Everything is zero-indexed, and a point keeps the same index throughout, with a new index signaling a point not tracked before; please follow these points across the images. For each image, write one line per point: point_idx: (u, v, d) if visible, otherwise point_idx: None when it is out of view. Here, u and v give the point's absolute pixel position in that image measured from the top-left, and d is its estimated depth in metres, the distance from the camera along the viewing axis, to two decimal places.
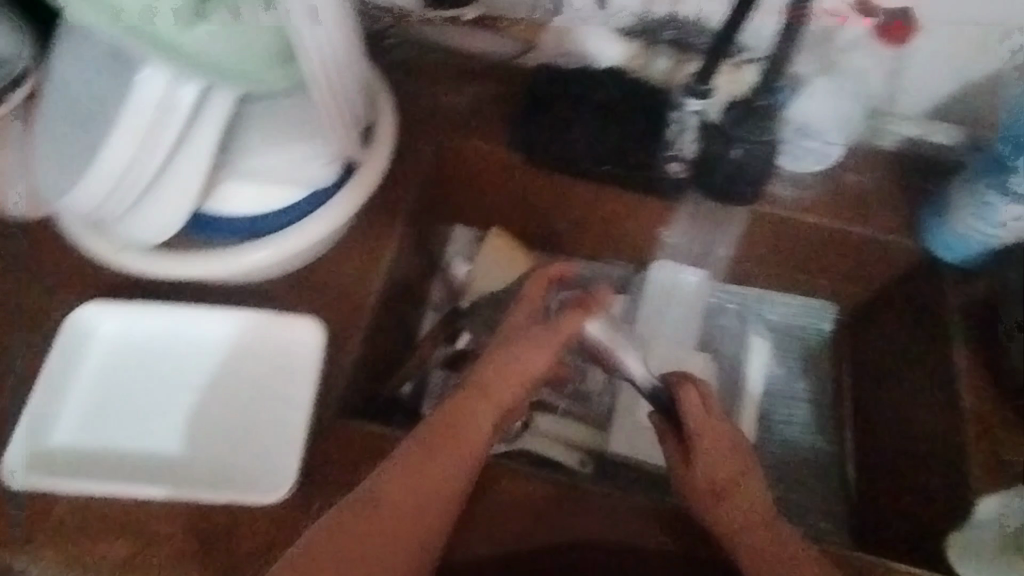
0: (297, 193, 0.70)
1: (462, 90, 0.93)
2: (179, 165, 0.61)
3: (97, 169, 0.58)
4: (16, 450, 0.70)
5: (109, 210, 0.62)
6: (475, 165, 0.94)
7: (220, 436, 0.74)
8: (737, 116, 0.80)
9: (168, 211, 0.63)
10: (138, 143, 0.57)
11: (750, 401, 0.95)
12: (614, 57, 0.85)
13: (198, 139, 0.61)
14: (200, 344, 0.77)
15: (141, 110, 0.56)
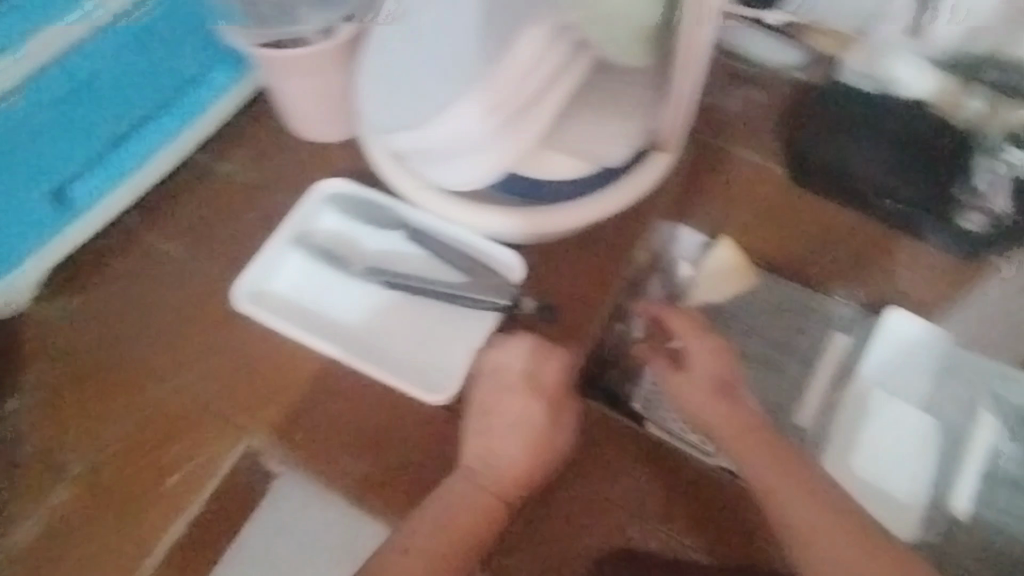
0: (591, 169, 0.72)
1: (732, 94, 0.94)
2: (521, 120, 0.63)
3: (458, 108, 0.60)
4: (244, 282, 0.75)
5: (443, 149, 0.64)
6: (730, 169, 0.93)
7: (401, 335, 0.73)
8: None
9: (489, 164, 0.64)
10: (504, 92, 0.60)
11: (971, 475, 0.82)
12: (918, 88, 0.80)
13: (547, 99, 0.63)
14: (399, 231, 0.77)
15: (520, 62, 0.59)
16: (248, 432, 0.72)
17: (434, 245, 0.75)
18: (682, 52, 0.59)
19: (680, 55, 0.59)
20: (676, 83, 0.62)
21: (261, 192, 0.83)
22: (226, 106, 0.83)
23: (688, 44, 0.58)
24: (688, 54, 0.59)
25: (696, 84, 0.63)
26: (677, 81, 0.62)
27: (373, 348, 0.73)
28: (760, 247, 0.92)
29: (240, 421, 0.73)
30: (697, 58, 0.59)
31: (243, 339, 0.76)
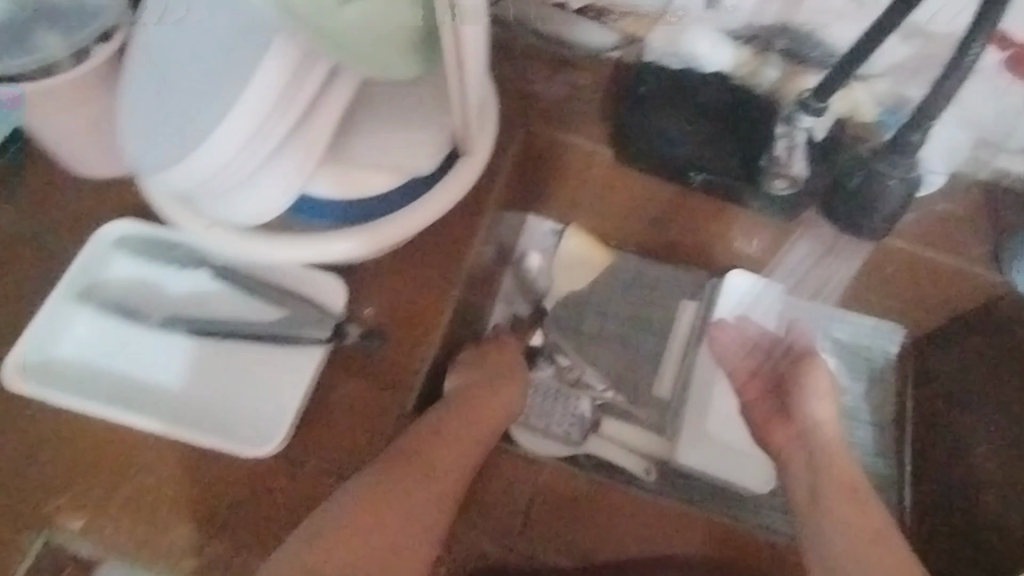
0: (395, 182, 0.67)
1: (554, 78, 0.90)
2: (291, 151, 0.57)
3: (208, 148, 0.53)
4: (24, 350, 0.68)
5: (210, 191, 0.57)
6: (562, 156, 0.91)
7: (209, 381, 0.69)
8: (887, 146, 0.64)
9: (268, 199, 0.59)
10: (256, 126, 0.52)
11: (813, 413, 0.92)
12: (720, 63, 0.83)
13: (313, 125, 0.56)
14: (203, 272, 0.72)
15: (265, 92, 0.51)
16: (62, 525, 0.65)
17: (238, 280, 0.71)
18: (450, 55, 0.55)
19: (449, 57, 0.55)
20: (455, 87, 0.59)
21: (43, 252, 0.73)
22: None
23: (452, 50, 0.55)
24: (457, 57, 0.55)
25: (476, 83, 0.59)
26: (455, 84, 0.59)
27: (179, 400, 0.68)
28: None
29: (53, 511, 0.65)
30: (465, 62, 0.56)
31: (44, 418, 0.68)
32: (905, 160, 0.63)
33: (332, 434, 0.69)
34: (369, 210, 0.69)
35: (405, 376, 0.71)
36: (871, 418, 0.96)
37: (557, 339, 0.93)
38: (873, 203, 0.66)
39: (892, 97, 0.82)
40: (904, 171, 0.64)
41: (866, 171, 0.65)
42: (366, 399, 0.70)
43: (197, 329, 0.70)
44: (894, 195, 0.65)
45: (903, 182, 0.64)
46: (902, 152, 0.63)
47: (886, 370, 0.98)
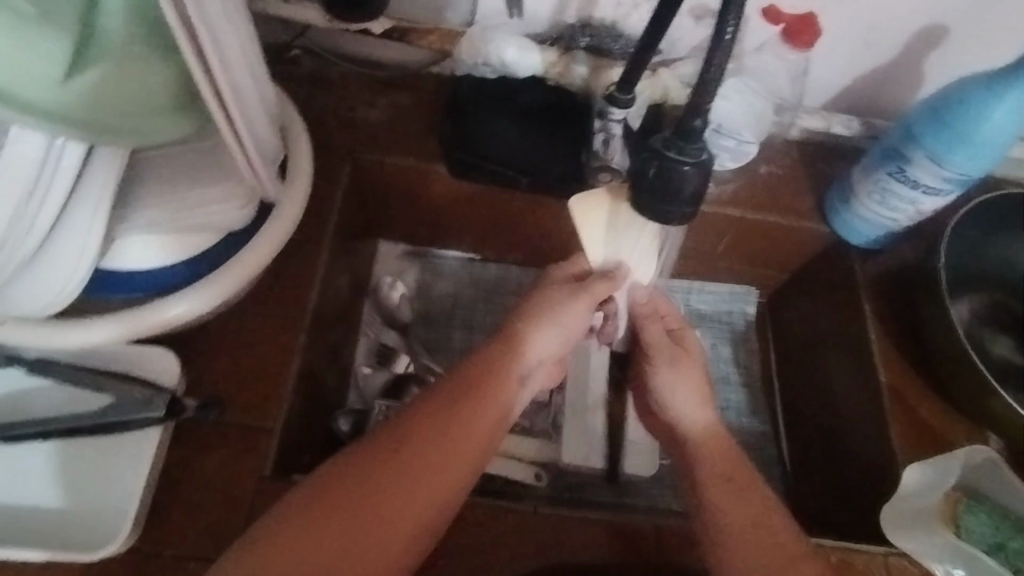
0: (208, 241, 0.64)
1: (376, 102, 0.89)
2: (64, 232, 0.53)
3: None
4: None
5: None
6: (399, 180, 0.89)
7: (42, 488, 0.64)
8: (675, 134, 0.66)
9: (55, 285, 0.55)
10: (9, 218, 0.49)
11: None
12: (532, 66, 0.83)
13: (83, 204, 0.53)
14: (20, 372, 0.66)
15: (15, 178, 0.49)
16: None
17: (60, 375, 0.65)
18: (207, 97, 0.51)
19: (208, 102, 0.51)
20: (232, 140, 0.55)
21: None
22: None
23: (214, 102, 0.51)
24: (220, 101, 0.51)
25: (249, 119, 0.55)
26: (232, 137, 0.55)
27: (6, 516, 0.62)
28: None
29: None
30: (234, 114, 0.53)
31: None
32: (692, 145, 0.65)
33: (184, 521, 0.63)
34: (185, 275, 0.65)
35: (259, 441, 0.67)
36: (737, 374, 1.01)
37: (427, 362, 0.91)
38: (669, 188, 0.65)
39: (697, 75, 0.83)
40: (691, 155, 0.64)
41: (658, 159, 0.65)
42: (219, 474, 0.65)
43: (15, 436, 0.63)
44: (691, 179, 0.65)
45: (696, 168, 0.65)
46: (688, 137, 0.65)
47: (748, 328, 1.03)
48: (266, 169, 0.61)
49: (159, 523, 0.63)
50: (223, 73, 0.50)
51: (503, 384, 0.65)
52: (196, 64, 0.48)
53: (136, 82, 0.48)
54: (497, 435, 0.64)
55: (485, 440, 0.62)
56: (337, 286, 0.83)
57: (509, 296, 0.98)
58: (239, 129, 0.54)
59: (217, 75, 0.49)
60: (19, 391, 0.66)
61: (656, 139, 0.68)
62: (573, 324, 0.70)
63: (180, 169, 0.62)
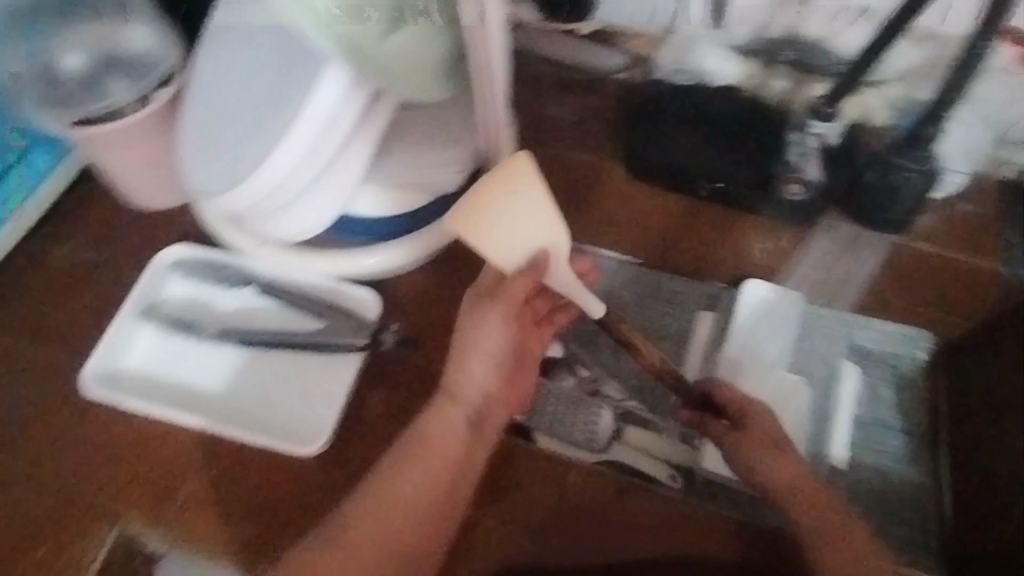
0: (422, 203, 0.74)
1: (566, 101, 0.95)
2: (326, 182, 0.68)
3: (259, 177, 0.63)
4: (94, 364, 0.76)
5: (249, 213, 0.66)
6: (577, 174, 0.94)
7: (258, 387, 0.75)
8: (908, 141, 0.78)
9: (322, 207, 0.69)
10: (300, 163, 0.64)
11: (843, 425, 0.90)
12: (731, 75, 0.86)
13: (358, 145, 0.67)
14: (252, 290, 0.78)
15: (321, 114, 0.62)
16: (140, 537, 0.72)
17: (283, 297, 0.77)
18: (479, 80, 0.63)
19: (480, 80, 0.63)
20: (481, 105, 0.66)
21: (104, 272, 0.82)
22: (48, 191, 0.82)
23: (481, 71, 0.62)
24: (488, 86, 0.64)
25: (502, 108, 0.67)
26: (483, 103, 0.66)
27: (233, 407, 0.75)
28: (618, 240, 0.94)
29: (129, 510, 0.72)
30: (493, 84, 0.63)
31: (108, 425, 0.75)
32: (922, 155, 0.78)
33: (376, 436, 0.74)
34: (403, 226, 0.75)
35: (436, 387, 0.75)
36: (900, 422, 0.90)
37: None
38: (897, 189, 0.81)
39: (907, 99, 0.82)
40: (921, 165, 0.78)
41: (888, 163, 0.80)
42: (401, 406, 0.74)
43: (246, 341, 0.76)
44: (915, 184, 0.80)
45: (922, 175, 0.79)
46: (917, 146, 0.78)
47: (918, 379, 0.92)
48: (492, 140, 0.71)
49: (352, 442, 0.73)
50: (500, 65, 0.62)
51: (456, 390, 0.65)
52: (479, 53, 0.60)
53: (428, 56, 0.61)
54: (464, 434, 0.65)
55: (444, 440, 0.65)
56: None
57: None
58: (490, 97, 0.65)
59: (494, 66, 0.61)
60: (249, 305, 0.78)
61: (880, 147, 0.82)
62: (486, 337, 0.65)
63: (420, 136, 0.73)
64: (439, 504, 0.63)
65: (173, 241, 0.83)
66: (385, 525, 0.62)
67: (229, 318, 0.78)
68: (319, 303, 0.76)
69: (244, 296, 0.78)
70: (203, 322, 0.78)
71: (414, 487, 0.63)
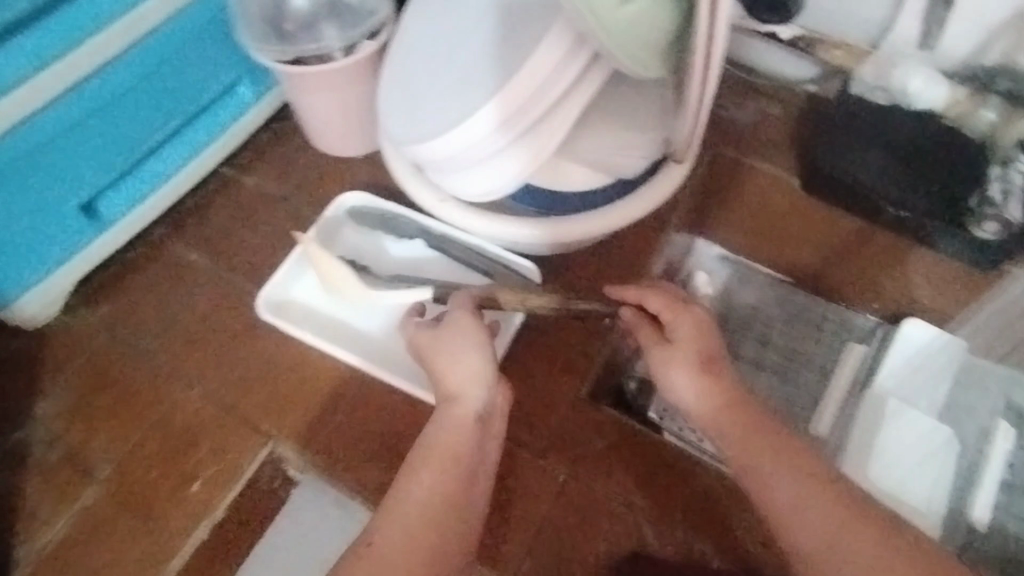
0: (604, 182, 0.74)
1: (745, 105, 0.94)
2: (524, 142, 0.65)
3: (466, 126, 0.64)
4: (269, 287, 0.79)
5: (444, 164, 0.68)
6: (744, 180, 0.92)
7: None
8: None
9: (511, 171, 0.67)
10: (506, 116, 0.63)
11: (988, 488, 0.84)
12: (933, 100, 0.81)
13: (563, 111, 0.66)
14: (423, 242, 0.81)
15: (538, 71, 0.62)
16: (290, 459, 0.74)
17: (456, 249, 0.80)
18: (695, 71, 0.63)
19: (695, 64, 0.62)
20: (690, 93, 0.65)
21: (283, 206, 0.86)
22: (248, 124, 0.88)
23: (701, 55, 0.61)
24: (702, 72, 0.63)
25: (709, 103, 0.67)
26: (692, 91, 0.65)
27: (391, 350, 0.77)
28: (774, 252, 0.91)
29: (277, 432, 0.75)
30: (711, 69, 0.62)
31: (273, 346, 0.78)
32: None
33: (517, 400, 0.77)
34: (577, 205, 0.74)
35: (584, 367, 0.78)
36: None
37: None
38: None
39: None
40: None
41: None
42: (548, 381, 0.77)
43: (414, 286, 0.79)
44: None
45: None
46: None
47: None
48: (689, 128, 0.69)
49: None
50: (720, 57, 0.62)
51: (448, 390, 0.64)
52: (706, 31, 0.59)
53: (654, 26, 0.61)
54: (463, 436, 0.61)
55: (449, 446, 0.60)
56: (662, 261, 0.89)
57: None
58: (701, 85, 0.64)
59: (716, 48, 0.61)
60: (416, 256, 0.81)
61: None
62: (467, 370, 0.63)
63: (613, 116, 0.73)
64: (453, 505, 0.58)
65: (351, 187, 0.87)
66: (402, 529, 0.55)
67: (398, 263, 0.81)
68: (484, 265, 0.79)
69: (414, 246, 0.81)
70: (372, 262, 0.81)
71: (421, 494, 0.57)
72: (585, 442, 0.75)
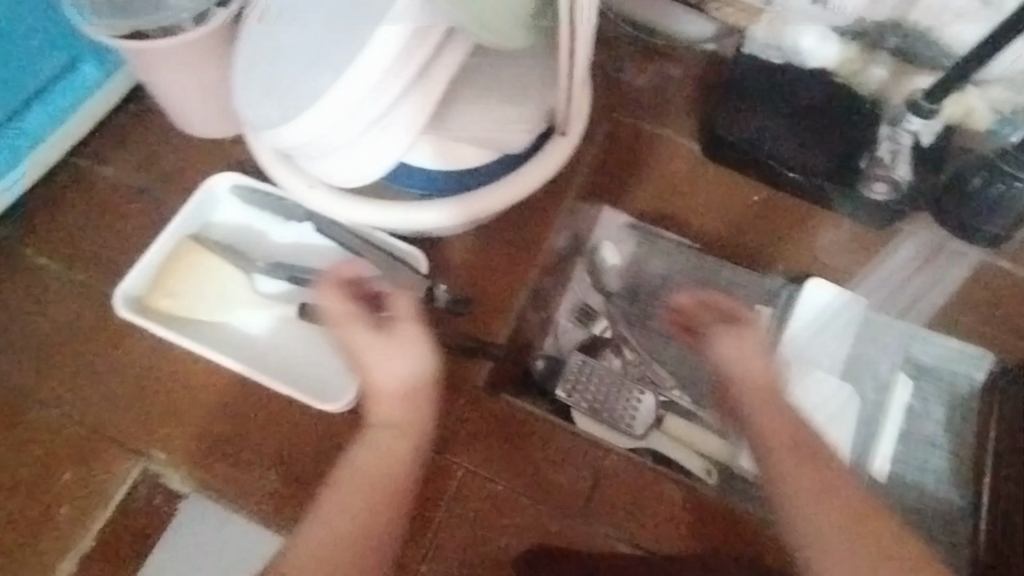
0: (487, 159, 0.69)
1: (645, 69, 0.90)
2: (384, 127, 0.61)
3: (316, 111, 0.58)
4: (128, 285, 0.70)
5: (311, 150, 0.62)
6: (650, 147, 0.89)
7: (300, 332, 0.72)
8: (1014, 147, 0.72)
9: (377, 155, 0.62)
10: (357, 98, 0.57)
11: (886, 439, 0.87)
12: (823, 58, 0.80)
13: (423, 86, 0.60)
14: (302, 230, 0.75)
15: (386, 47, 0.55)
16: (170, 473, 0.69)
17: (339, 236, 0.73)
18: (564, 43, 0.59)
19: (562, 34, 0.58)
20: (562, 62, 0.61)
21: (146, 198, 0.78)
22: (96, 106, 0.78)
23: (565, 22, 0.57)
24: (570, 41, 0.59)
25: (583, 72, 0.63)
26: (564, 62, 0.61)
27: (272, 352, 0.71)
28: (678, 221, 0.89)
29: (155, 446, 0.69)
30: (578, 37, 0.58)
31: (142, 353, 0.72)
32: None
33: None
34: (460, 185, 0.70)
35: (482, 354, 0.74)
36: (946, 441, 0.88)
37: (625, 332, 0.88)
38: (998, 202, 0.74)
39: (1014, 105, 0.76)
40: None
41: (991, 170, 0.74)
42: (447, 372, 0.74)
43: (294, 280, 0.72)
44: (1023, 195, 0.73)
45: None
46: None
47: (972, 397, 0.89)
48: (569, 97, 0.65)
49: None
50: (587, 25, 0.58)
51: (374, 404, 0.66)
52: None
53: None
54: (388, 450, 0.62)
55: (379, 464, 0.62)
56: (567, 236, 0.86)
57: None
58: (571, 54, 0.60)
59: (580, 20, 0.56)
60: (296, 247, 0.75)
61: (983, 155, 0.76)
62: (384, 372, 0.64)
63: (492, 88, 0.68)
64: (392, 521, 0.60)
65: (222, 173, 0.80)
66: (335, 528, 0.59)
67: (275, 258, 0.74)
68: (369, 252, 0.73)
69: (291, 237, 0.75)
70: (242, 257, 0.73)
71: (352, 517, 0.59)
72: (487, 432, 0.72)
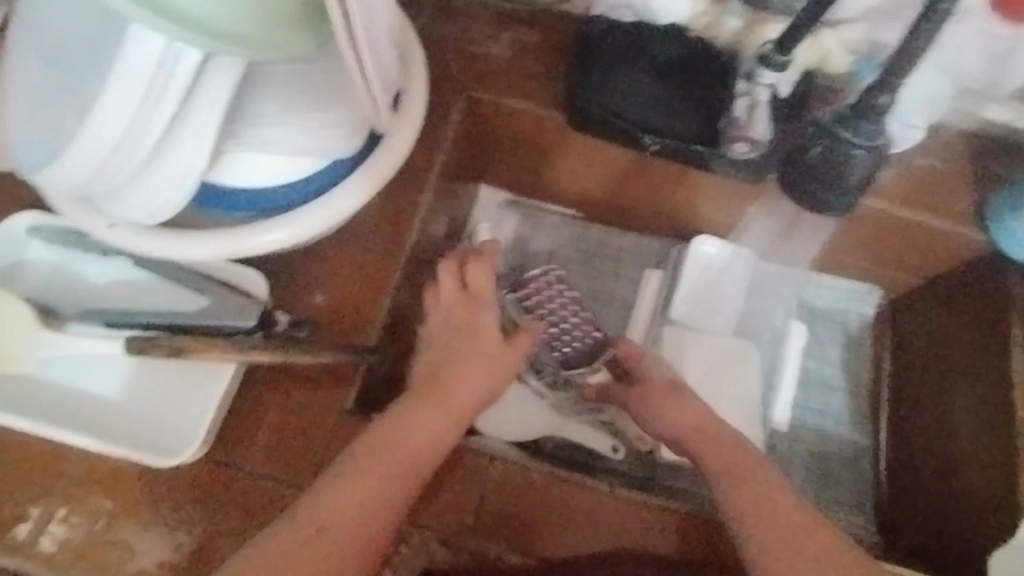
0: (310, 171, 0.64)
1: (498, 37, 0.82)
2: (165, 158, 0.55)
3: (78, 150, 0.52)
4: None
5: (102, 182, 0.55)
6: (514, 122, 0.83)
7: (127, 383, 0.67)
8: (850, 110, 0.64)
9: (166, 189, 0.57)
10: (119, 136, 0.51)
11: (786, 388, 0.87)
12: (678, 12, 0.75)
13: (197, 110, 0.53)
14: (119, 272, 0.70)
15: (137, 76, 0.49)
16: (23, 553, 0.63)
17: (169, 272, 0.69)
18: (344, 47, 0.52)
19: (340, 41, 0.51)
20: (353, 68, 0.54)
21: None
22: None
23: (339, 26, 0.50)
24: (351, 44, 0.52)
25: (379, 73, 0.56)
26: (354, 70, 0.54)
27: (101, 408, 0.67)
28: None
29: (4, 524, 0.64)
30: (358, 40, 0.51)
31: None
32: (872, 127, 0.64)
33: (275, 421, 0.68)
34: (286, 200, 0.65)
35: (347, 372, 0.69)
36: (842, 380, 0.90)
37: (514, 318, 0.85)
38: (836, 170, 0.68)
39: (868, 43, 0.73)
40: (869, 140, 0.64)
41: (827, 137, 0.66)
42: (310, 399, 0.68)
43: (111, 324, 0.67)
44: (863, 163, 0.67)
45: (870, 153, 0.66)
46: (867, 116, 0.64)
47: (862, 331, 0.92)
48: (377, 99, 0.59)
49: (252, 435, 0.67)
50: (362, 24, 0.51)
51: (435, 415, 0.63)
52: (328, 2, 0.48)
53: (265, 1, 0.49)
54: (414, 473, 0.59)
55: (377, 476, 0.58)
56: (437, 228, 0.81)
57: (606, 261, 0.92)
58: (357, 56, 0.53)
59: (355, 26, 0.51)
60: (122, 288, 0.70)
61: (825, 116, 0.69)
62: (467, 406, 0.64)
63: (300, 93, 0.61)
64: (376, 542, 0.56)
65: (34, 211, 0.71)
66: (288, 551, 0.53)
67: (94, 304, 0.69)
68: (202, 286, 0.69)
69: (111, 279, 0.70)
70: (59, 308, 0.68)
71: (311, 533, 0.55)
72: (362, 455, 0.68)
